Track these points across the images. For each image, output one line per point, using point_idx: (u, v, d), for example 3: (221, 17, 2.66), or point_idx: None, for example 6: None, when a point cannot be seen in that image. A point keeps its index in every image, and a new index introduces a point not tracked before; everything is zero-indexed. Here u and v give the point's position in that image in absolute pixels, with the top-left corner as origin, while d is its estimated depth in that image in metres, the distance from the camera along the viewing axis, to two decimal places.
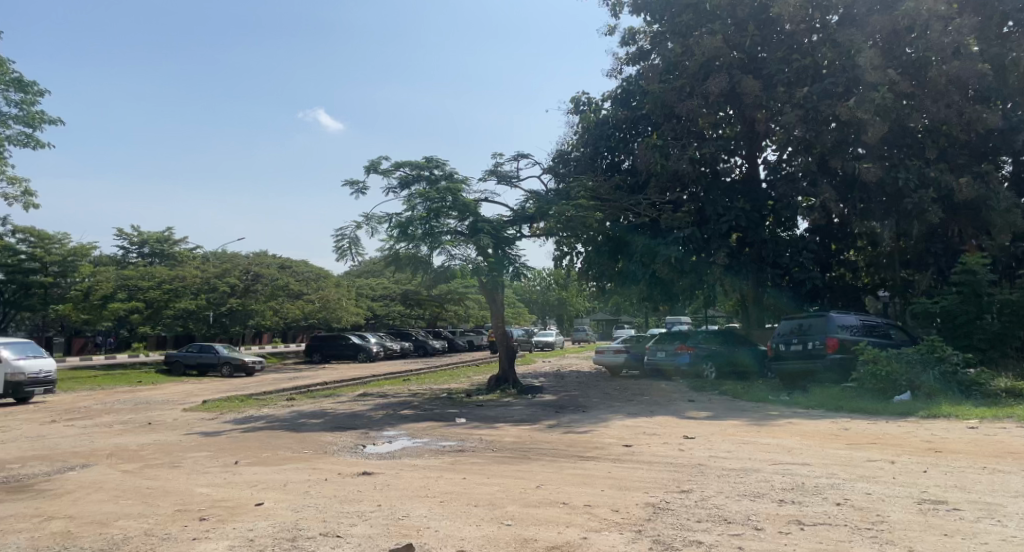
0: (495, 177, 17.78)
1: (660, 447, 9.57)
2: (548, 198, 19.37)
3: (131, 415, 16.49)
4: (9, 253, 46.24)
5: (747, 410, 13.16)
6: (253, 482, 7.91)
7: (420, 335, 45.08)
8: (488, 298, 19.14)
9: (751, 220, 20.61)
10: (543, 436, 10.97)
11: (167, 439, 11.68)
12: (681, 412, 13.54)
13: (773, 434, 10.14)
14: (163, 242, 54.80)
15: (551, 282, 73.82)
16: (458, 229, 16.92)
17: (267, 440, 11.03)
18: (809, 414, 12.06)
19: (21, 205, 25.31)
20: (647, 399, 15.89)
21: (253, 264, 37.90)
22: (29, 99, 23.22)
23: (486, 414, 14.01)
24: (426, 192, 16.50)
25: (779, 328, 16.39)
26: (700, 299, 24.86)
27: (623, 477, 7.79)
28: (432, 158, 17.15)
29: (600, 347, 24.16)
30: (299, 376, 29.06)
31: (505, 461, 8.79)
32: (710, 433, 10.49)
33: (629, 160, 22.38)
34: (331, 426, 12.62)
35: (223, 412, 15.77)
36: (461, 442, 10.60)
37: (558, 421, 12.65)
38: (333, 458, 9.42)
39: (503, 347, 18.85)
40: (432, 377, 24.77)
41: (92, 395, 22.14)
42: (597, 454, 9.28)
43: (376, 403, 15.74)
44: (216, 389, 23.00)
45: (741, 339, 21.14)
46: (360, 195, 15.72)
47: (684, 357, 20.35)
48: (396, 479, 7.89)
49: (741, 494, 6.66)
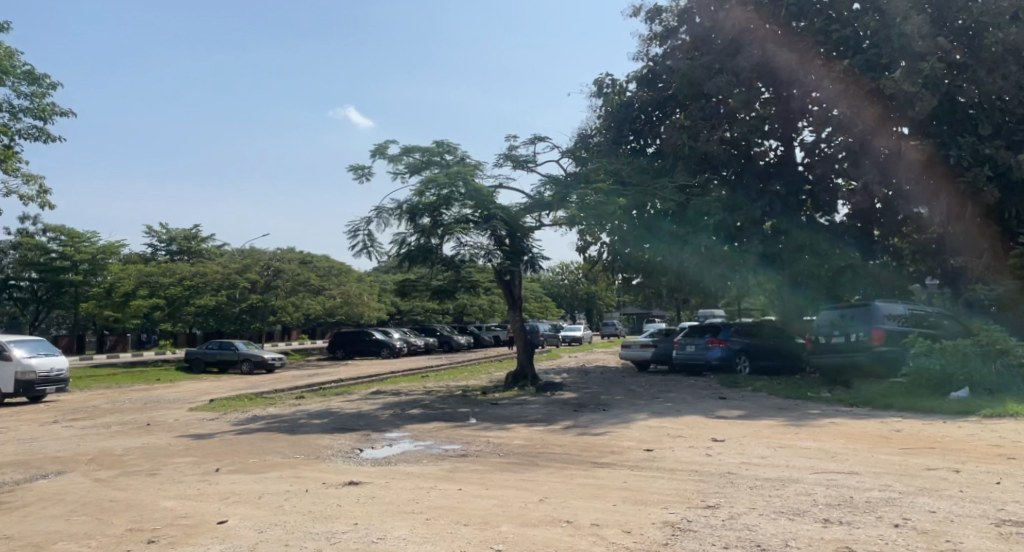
0: (510, 163, 16.83)
1: (685, 452, 8.55)
2: (569, 183, 18.44)
3: (135, 414, 15.94)
4: (40, 252, 46.71)
5: (783, 409, 12.06)
6: (225, 494, 7.09)
7: (445, 331, 44.41)
8: (505, 291, 18.25)
9: (787, 205, 19.38)
10: (557, 438, 10.01)
11: (158, 442, 10.99)
12: (710, 410, 12.48)
13: (815, 436, 9.05)
14: (191, 240, 54.94)
15: (580, 276, 72.67)
16: (470, 217, 16.00)
17: (260, 445, 10.26)
18: (853, 413, 10.92)
19: (38, 205, 24.33)
20: (674, 396, 14.84)
21: (274, 259, 37.47)
22: (39, 91, 22.89)
23: (499, 413, 13.12)
24: (436, 178, 15.30)
25: (817, 319, 15.18)
26: (734, 290, 23.65)
27: (639, 489, 6.79)
28: (442, 142, 16.35)
29: (625, 342, 23.07)
30: (320, 373, 28.48)
31: (509, 469, 7.87)
32: (742, 435, 9.43)
33: (655, 144, 21.31)
34: (332, 428, 11.83)
35: (228, 411, 15.12)
36: (466, 446, 9.69)
37: (576, 422, 11.68)
38: (322, 464, 8.59)
39: (521, 341, 17.96)
40: (450, 373, 23.96)
41: (108, 394, 21.75)
42: (614, 460, 8.31)
43: (385, 403, 14.96)
44: (231, 387, 22.48)
45: (777, 333, 19.96)
46: (365, 181, 14.97)
47: (716, 352, 19.21)
48: (384, 490, 7.01)
49: (778, 511, 5.62)
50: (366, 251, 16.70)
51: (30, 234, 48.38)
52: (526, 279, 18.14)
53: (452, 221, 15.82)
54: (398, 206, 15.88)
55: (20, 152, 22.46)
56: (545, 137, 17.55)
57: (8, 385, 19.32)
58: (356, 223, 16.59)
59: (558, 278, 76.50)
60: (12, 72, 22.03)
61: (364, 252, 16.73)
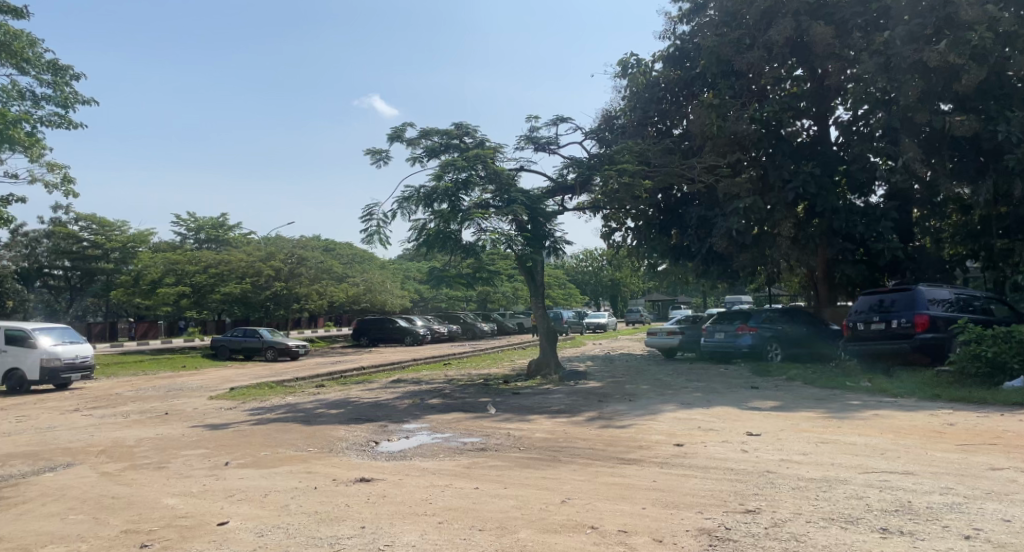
0: (530, 145, 16.27)
1: (719, 447, 8.01)
2: (593, 163, 17.83)
3: (155, 402, 15.75)
4: (72, 241, 47.33)
5: (821, 400, 11.43)
6: (231, 491, 6.72)
7: (468, 319, 44.12)
8: (527, 278, 17.75)
9: (822, 186, 18.64)
10: (581, 431, 9.51)
11: (171, 432, 10.69)
12: (743, 401, 11.88)
13: (860, 430, 8.45)
14: (218, 228, 55.24)
15: (605, 262, 71.97)
16: (490, 200, 15.50)
17: (273, 436, 9.92)
18: (898, 405, 10.27)
19: (63, 193, 24.30)
20: (705, 386, 14.23)
21: (297, 247, 37.21)
22: (62, 80, 22.67)
23: (521, 404, 12.67)
24: (454, 160, 15.08)
25: (856, 304, 14.59)
26: (764, 276, 22.93)
27: (670, 489, 6.28)
28: (460, 125, 15.82)
29: (651, 330, 22.45)
30: (343, 361, 28.32)
31: (531, 465, 7.41)
32: (779, 428, 8.86)
33: (683, 125, 20.64)
34: (349, 418, 11.47)
35: (247, 400, 14.86)
36: (486, 439, 9.25)
37: (601, 413, 11.17)
38: (335, 458, 8.21)
39: (544, 328, 17.47)
40: (472, 362, 23.54)
41: (132, 380, 21.68)
42: (642, 456, 7.80)
43: (405, 392, 14.59)
44: (253, 376, 22.33)
45: (810, 320, 19.24)
46: (382, 165, 14.54)
47: (746, 340, 18.53)
48: (398, 489, 6.59)
49: (827, 518, 5.08)
50: (379, 237, 16.28)
51: (62, 223, 49.06)
52: (548, 264, 17.62)
53: (471, 206, 15.26)
54: (414, 191, 15.38)
55: (43, 139, 22.40)
56: (568, 118, 16.95)
57: (33, 373, 19.25)
58: (371, 208, 16.20)
59: (583, 265, 75.82)
60: (34, 60, 21.81)
61: (376, 237, 16.33)
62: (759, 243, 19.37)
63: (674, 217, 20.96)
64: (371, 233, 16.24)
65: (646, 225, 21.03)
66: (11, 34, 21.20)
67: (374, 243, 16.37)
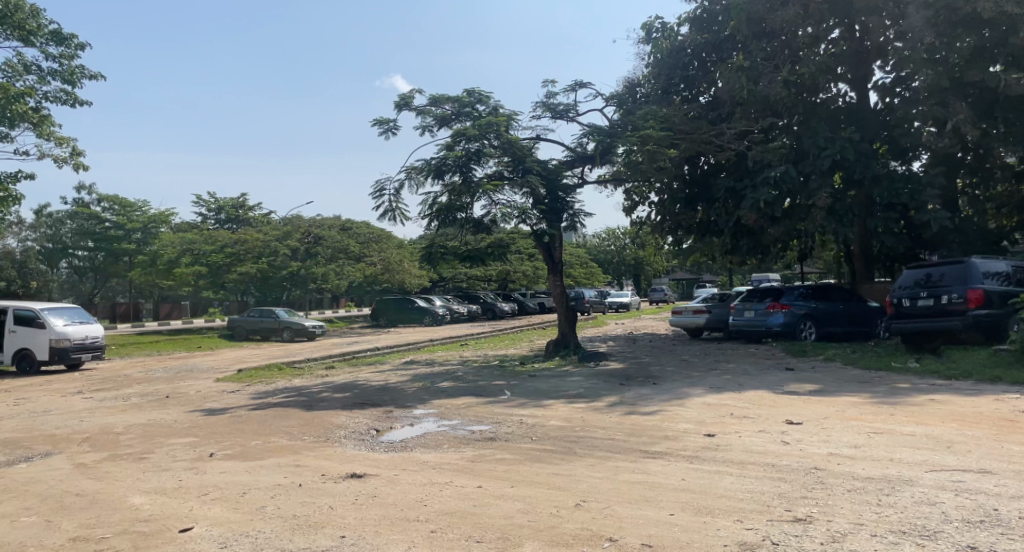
0: (547, 112, 15.33)
1: (756, 439, 7.14)
2: (614, 130, 16.90)
3: (160, 384, 15.17)
4: (95, 221, 47.46)
5: (865, 383, 10.47)
6: (206, 488, 6.00)
7: (489, 298, 43.44)
8: (544, 255, 16.88)
9: (861, 153, 17.58)
10: (600, 419, 8.67)
11: (165, 417, 10.04)
12: (778, 385, 10.97)
13: (917, 419, 7.53)
14: (239, 209, 54.92)
15: (629, 241, 70.77)
16: (503, 171, 14.60)
17: (269, 421, 9.23)
18: (954, 390, 9.31)
19: (74, 167, 23.84)
20: (735, 367, 13.32)
21: (312, 226, 36.50)
22: (68, 53, 21.98)
23: (538, 387, 11.88)
24: (465, 129, 14.11)
25: (900, 279, 13.70)
26: (794, 251, 21.87)
27: (703, 490, 5.42)
28: (472, 91, 14.89)
29: (676, 308, 21.49)
30: (360, 341, 27.78)
31: (545, 461, 6.61)
32: (823, 417, 7.95)
33: (710, 92, 19.61)
34: (353, 402, 10.76)
35: (252, 382, 14.23)
36: (497, 429, 8.46)
37: (624, 398, 10.32)
38: (331, 449, 7.50)
39: (562, 307, 16.67)
40: (490, 342, 22.77)
41: (144, 361, 21.20)
42: (669, 448, 6.96)
43: (417, 374, 13.88)
44: (266, 356, 21.81)
45: (846, 297, 18.20)
46: (388, 134, 13.73)
47: (778, 319, 17.57)
48: (392, 487, 5.82)
49: (896, 530, 4.24)
50: (391, 212, 15.48)
51: (85, 204, 49.16)
52: (567, 239, 16.74)
53: (484, 178, 14.36)
54: (424, 162, 14.49)
55: (50, 114, 21.86)
56: (588, 83, 15.95)
57: (42, 353, 18.75)
58: (381, 183, 15.40)
59: (605, 244, 74.80)
60: (38, 32, 21.12)
61: (389, 212, 15.53)
62: (793, 216, 18.32)
63: (700, 190, 19.95)
64: (383, 208, 15.44)
65: (670, 199, 20.03)
66: (13, 5, 20.55)
67: (387, 218, 15.58)
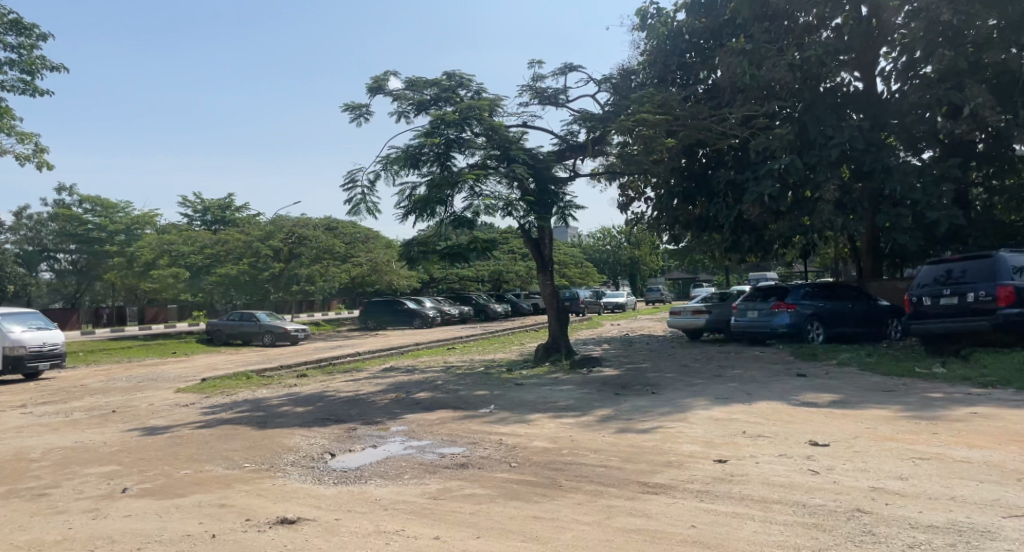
0: (535, 98, 14.16)
1: (777, 467, 5.95)
2: (606, 116, 15.78)
3: (113, 395, 13.90)
4: (76, 223, 46.15)
5: (890, 393, 9.33)
6: (93, 542, 4.75)
7: (481, 300, 42.27)
8: (533, 251, 15.69)
9: (870, 142, 16.52)
10: (591, 439, 7.49)
11: (95, 437, 8.78)
12: (792, 394, 9.81)
13: (966, 439, 6.38)
14: (225, 209, 53.57)
15: (625, 239, 69.58)
16: (486, 160, 13.40)
17: (211, 443, 8.00)
18: (995, 402, 8.19)
19: (37, 164, 22.53)
20: (741, 374, 12.15)
21: (296, 225, 34.83)
22: (28, 42, 20.71)
23: (524, 398, 10.73)
24: (444, 114, 12.95)
25: (919, 276, 12.83)
26: (797, 248, 20.80)
27: (721, 544, 4.23)
28: (452, 74, 13.67)
29: (674, 309, 20.33)
30: (344, 346, 26.55)
31: (524, 499, 5.41)
32: (853, 437, 6.79)
33: (709, 79, 18.47)
34: (315, 418, 9.56)
35: (213, 393, 12.98)
36: (471, 452, 7.27)
37: (619, 411, 9.14)
38: (271, 481, 6.28)
39: (553, 308, 15.51)
40: (478, 346, 21.56)
41: (109, 369, 19.87)
42: (674, 480, 5.77)
43: (394, 384, 12.69)
44: (240, 363, 20.51)
45: (856, 296, 17.07)
46: (360, 120, 12.55)
47: (783, 319, 16.43)
48: (326, 540, 4.59)
49: None
50: (364, 205, 14.22)
51: (66, 205, 47.76)
52: (558, 233, 15.58)
53: (465, 168, 13.15)
54: (398, 150, 13.23)
55: (8, 106, 20.54)
56: (578, 66, 14.81)
57: None
58: (353, 174, 14.01)
59: (601, 243, 73.97)
60: None
61: (361, 205, 14.25)
62: (800, 209, 17.22)
63: (699, 184, 18.80)
64: (355, 202, 14.14)
65: (666, 193, 18.92)
66: None
67: (360, 212, 14.29)
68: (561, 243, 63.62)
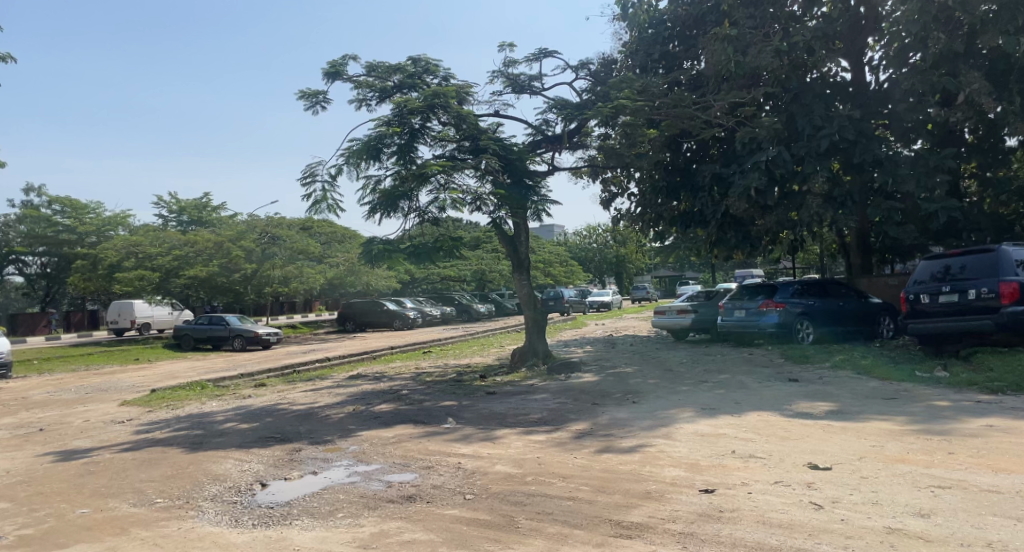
0: (509, 85, 13.22)
1: (773, 499, 5.05)
2: (584, 104, 14.78)
3: (51, 410, 12.80)
4: (45, 224, 44.75)
5: (892, 402, 8.47)
6: None
7: (464, 300, 41.32)
8: (508, 249, 14.76)
9: (860, 132, 15.67)
10: (562, 462, 6.58)
11: (2, 464, 7.75)
12: (785, 403, 8.96)
13: (988, 462, 5.51)
14: (201, 210, 52.26)
15: (611, 236, 68.70)
16: (456, 152, 12.43)
17: (128, 471, 7.00)
18: (1009, 412, 7.38)
19: None
20: (729, 379, 11.29)
21: (268, 225, 34.03)
22: None
23: (494, 409, 9.81)
24: (407, 101, 11.95)
25: (915, 272, 12.05)
26: (784, 244, 20.03)
27: None
28: (417, 60, 12.70)
29: (658, 308, 19.47)
30: (317, 350, 25.50)
31: (472, 548, 4.48)
32: (858, 458, 5.93)
33: (694, 68, 17.59)
34: (258, 436, 8.57)
35: (158, 407, 11.93)
36: (423, 479, 6.33)
37: (594, 425, 8.21)
38: (178, 524, 5.28)
39: (530, 310, 14.58)
40: (455, 350, 20.59)
41: (60, 379, 18.69)
42: (654, 517, 4.86)
43: (355, 394, 11.71)
44: (201, 370, 19.39)
45: (846, 294, 16.27)
46: (315, 109, 11.53)
47: (771, 318, 15.62)
48: None
49: None
50: (325, 202, 13.12)
51: (34, 206, 46.32)
52: (534, 230, 14.67)
53: (430, 160, 12.14)
54: (359, 141, 12.12)
55: None
56: (552, 51, 13.89)
57: None
58: (312, 167, 12.90)
59: (586, 241, 73.28)
60: None
61: (322, 202, 13.15)
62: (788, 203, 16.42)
63: (684, 178, 17.97)
64: (315, 199, 13.02)
65: (650, 188, 18.07)
66: None
67: (321, 209, 13.21)
68: (545, 242, 62.62)
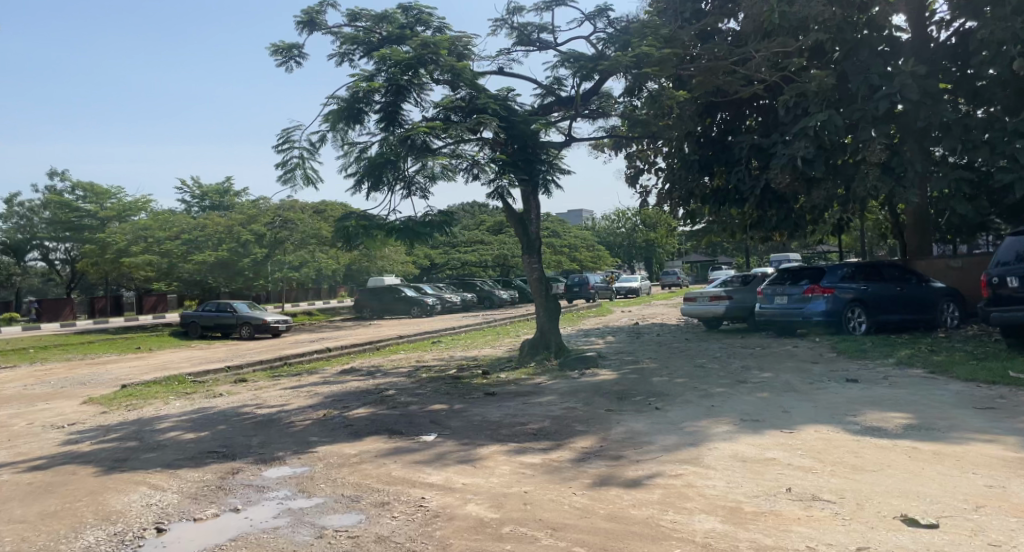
0: (515, 38, 11.50)
1: None
2: (600, 56, 12.77)
3: (7, 408, 11.48)
4: (66, 210, 44.21)
5: (989, 414, 6.61)
6: None
7: (485, 286, 39.68)
8: (516, 229, 13.07)
9: (925, 92, 13.50)
10: (557, 501, 4.89)
11: None
12: (848, 413, 7.15)
13: None
14: (222, 194, 51.27)
15: (641, 219, 66.05)
16: (449, 114, 10.73)
17: (8, 503, 5.51)
18: None
19: None
20: (772, 380, 9.46)
21: (281, 207, 31.97)
22: None
23: (488, 415, 8.17)
24: (392, 53, 10.27)
25: (999, 251, 10.05)
26: (829, 225, 17.97)
27: None
28: (408, 8, 11.09)
29: (689, 295, 17.60)
30: (325, 339, 24.12)
31: None
32: (975, 508, 4.14)
33: (731, 24, 15.52)
34: (196, 452, 7.05)
35: (115, 407, 10.49)
36: (368, 525, 4.71)
37: (605, 443, 6.51)
38: None
39: (540, 297, 12.90)
40: (467, 340, 18.95)
41: (47, 370, 17.51)
42: None
43: (335, 393, 10.14)
44: (194, 361, 18.05)
45: (905, 278, 14.25)
46: (286, 64, 9.94)
47: (819, 306, 13.64)
48: None
49: None
50: (301, 172, 11.56)
51: (55, 191, 45.72)
52: (546, 206, 12.93)
53: (421, 122, 10.46)
54: (338, 102, 10.53)
55: None
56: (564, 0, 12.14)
57: None
58: (289, 133, 11.35)
59: (615, 225, 71.10)
60: None
61: (300, 172, 11.60)
62: (838, 175, 14.37)
63: (720, 150, 16.05)
64: (294, 170, 11.49)
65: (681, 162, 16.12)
66: None
67: (297, 180, 11.65)
68: (573, 227, 60.55)
